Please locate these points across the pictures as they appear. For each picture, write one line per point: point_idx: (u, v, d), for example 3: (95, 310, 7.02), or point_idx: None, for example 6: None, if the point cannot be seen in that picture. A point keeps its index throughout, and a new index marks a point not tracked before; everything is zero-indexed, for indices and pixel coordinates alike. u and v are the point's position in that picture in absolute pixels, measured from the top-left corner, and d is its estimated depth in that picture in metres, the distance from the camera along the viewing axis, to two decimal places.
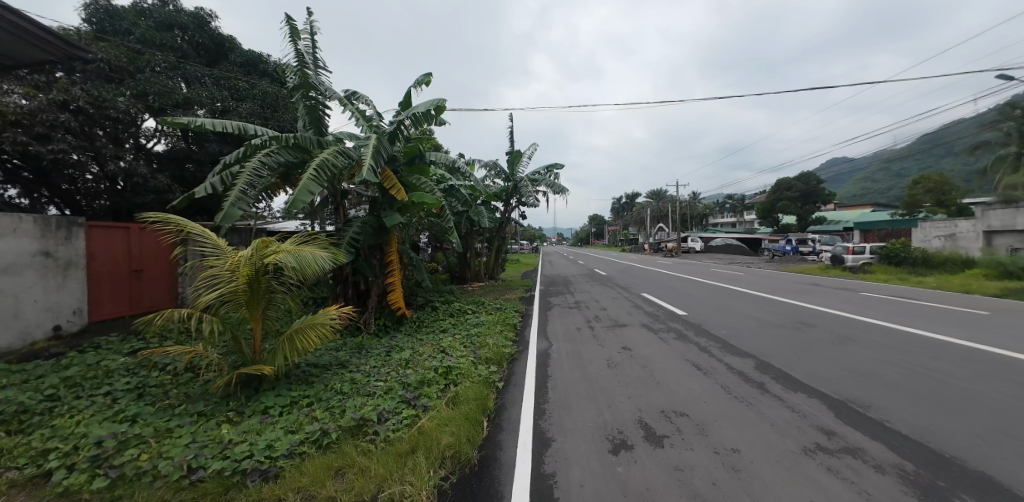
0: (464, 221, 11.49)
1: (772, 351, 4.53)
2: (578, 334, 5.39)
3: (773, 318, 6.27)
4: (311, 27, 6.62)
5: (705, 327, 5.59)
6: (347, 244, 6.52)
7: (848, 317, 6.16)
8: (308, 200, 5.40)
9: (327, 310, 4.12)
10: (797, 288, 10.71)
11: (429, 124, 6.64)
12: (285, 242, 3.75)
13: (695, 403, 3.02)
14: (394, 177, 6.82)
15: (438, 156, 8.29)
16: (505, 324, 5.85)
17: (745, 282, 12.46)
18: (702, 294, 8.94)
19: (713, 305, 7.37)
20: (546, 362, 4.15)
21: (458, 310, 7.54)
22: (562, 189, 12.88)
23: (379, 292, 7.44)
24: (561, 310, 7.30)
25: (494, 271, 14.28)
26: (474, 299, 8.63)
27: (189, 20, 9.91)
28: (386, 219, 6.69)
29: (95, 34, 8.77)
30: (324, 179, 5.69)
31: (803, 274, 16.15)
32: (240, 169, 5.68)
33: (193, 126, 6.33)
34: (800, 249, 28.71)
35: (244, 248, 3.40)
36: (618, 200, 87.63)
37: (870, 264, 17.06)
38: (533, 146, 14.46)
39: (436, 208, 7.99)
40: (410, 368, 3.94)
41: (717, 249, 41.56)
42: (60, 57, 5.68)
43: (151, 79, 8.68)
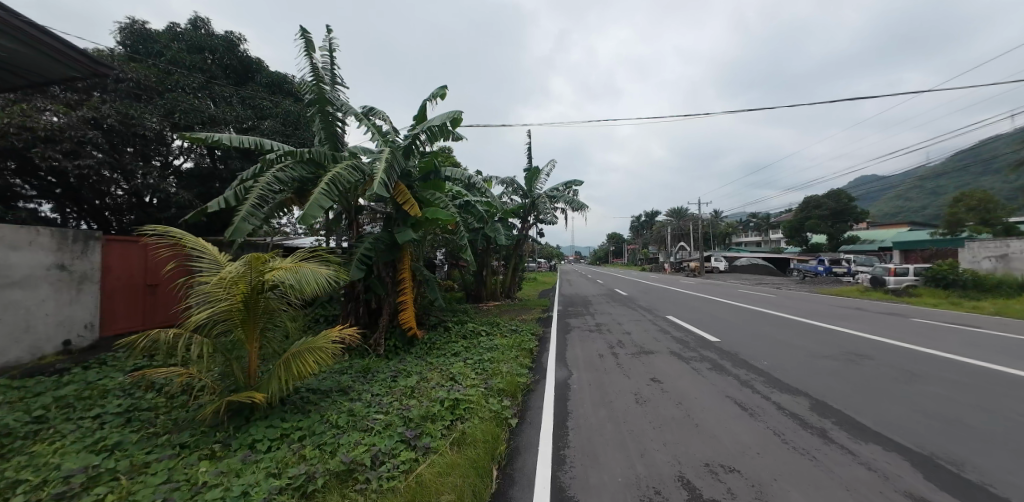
0: (480, 238, 11.24)
1: (828, 388, 3.91)
2: (601, 361, 4.90)
3: (819, 348, 5.58)
4: (330, 45, 6.69)
5: (742, 356, 5.01)
6: (359, 261, 6.32)
7: (908, 348, 5.44)
8: (319, 216, 5.24)
9: (329, 332, 3.83)
10: (839, 313, 9.79)
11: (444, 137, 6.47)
12: (286, 258, 3.50)
13: (746, 453, 2.47)
14: (407, 192, 6.64)
15: (454, 172, 8.13)
16: (520, 349, 5.42)
17: (778, 305, 11.55)
18: (735, 318, 8.24)
19: (749, 331, 6.72)
20: (566, 395, 3.68)
21: (471, 331, 7.15)
22: (580, 206, 12.52)
23: (390, 311, 7.19)
24: (580, 334, 6.81)
25: (510, 290, 13.86)
26: (488, 319, 8.24)
27: (219, 43, 10.41)
28: (398, 234, 6.46)
29: (128, 55, 9.37)
30: (335, 194, 5.52)
31: (841, 296, 15.02)
32: (254, 183, 5.63)
33: (211, 141, 6.28)
34: (835, 270, 27.08)
35: (238, 263, 3.11)
36: (636, 218, 86.42)
37: (916, 286, 15.73)
38: (551, 162, 14.28)
39: (451, 224, 7.76)
40: (414, 398, 3.56)
41: (742, 269, 39.91)
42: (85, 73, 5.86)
43: (179, 97, 9.08)
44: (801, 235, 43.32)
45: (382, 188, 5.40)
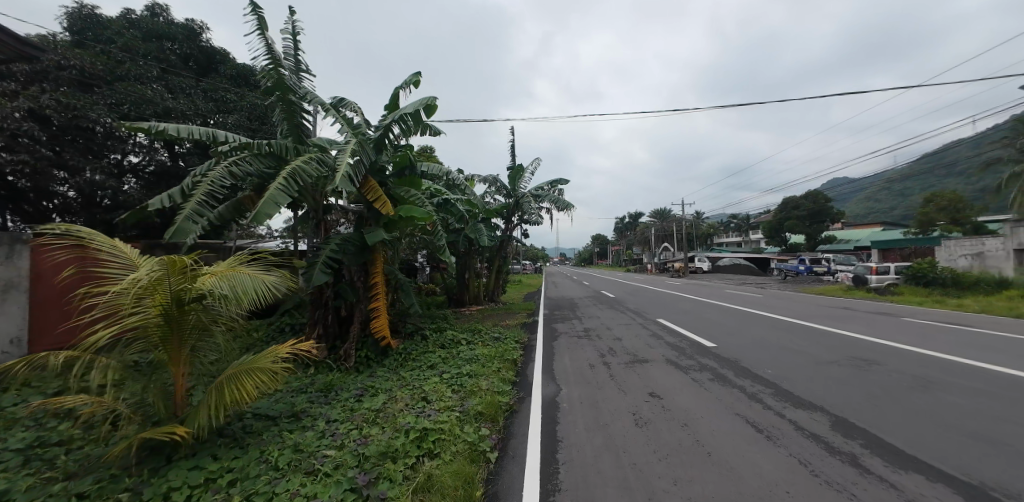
0: (461, 239, 10.70)
1: (844, 402, 3.56)
2: (592, 373, 4.44)
3: (821, 354, 5.29)
4: (294, 27, 6.07)
5: (743, 364, 4.66)
6: (323, 264, 5.68)
7: (912, 352, 5.29)
8: (274, 213, 4.62)
9: (280, 348, 3.21)
10: (828, 313, 9.67)
11: (421, 130, 5.95)
12: (217, 261, 2.85)
13: (774, 493, 2.03)
14: (379, 188, 6.08)
15: (433, 167, 7.60)
16: (503, 360, 4.92)
17: (767, 306, 11.41)
18: (727, 321, 7.96)
19: (745, 336, 6.41)
20: (554, 416, 3.19)
21: (451, 340, 6.60)
22: (567, 205, 12.13)
23: (363, 319, 6.64)
24: (567, 340, 6.36)
25: (494, 293, 13.35)
26: (469, 325, 7.71)
27: (179, 31, 9.59)
28: (369, 235, 5.88)
29: (73, 42, 8.53)
30: (294, 189, 4.89)
31: (826, 296, 15.07)
32: (202, 178, 4.96)
33: (154, 130, 5.47)
34: (815, 269, 27.51)
35: (144, 268, 2.44)
36: (621, 219, 87.18)
37: (897, 285, 15.93)
38: (536, 161, 13.85)
39: (429, 223, 7.22)
40: (376, 427, 3.00)
41: (726, 270, 40.37)
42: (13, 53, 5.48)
43: (128, 88, 8.19)
44: (780, 236, 44.28)
45: (347, 181, 4.78)
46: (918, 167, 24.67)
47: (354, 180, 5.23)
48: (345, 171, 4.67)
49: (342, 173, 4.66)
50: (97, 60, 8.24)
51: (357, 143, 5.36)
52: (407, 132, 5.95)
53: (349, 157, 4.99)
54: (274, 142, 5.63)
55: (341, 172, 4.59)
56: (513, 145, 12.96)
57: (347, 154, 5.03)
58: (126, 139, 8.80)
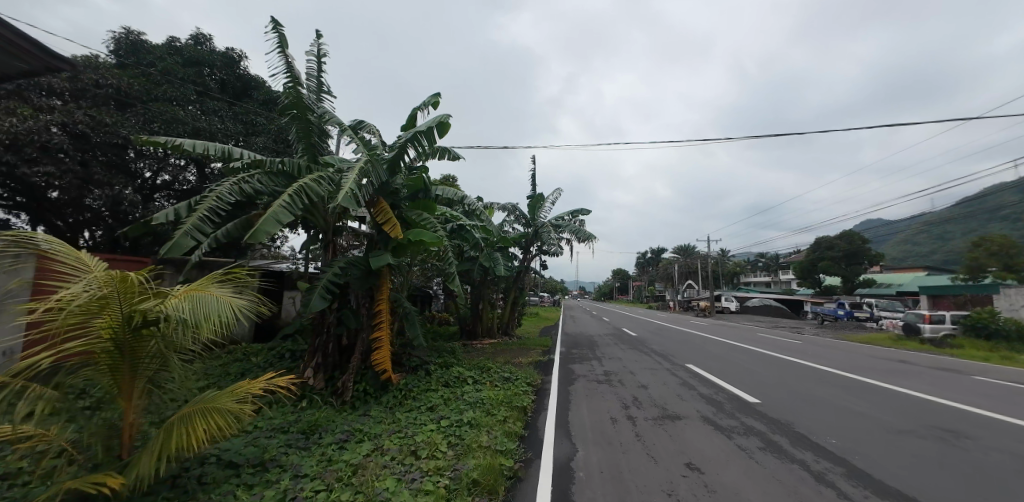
0: (475, 268, 10.31)
1: (942, 491, 2.77)
2: (614, 431, 3.74)
3: (890, 420, 4.42)
4: (319, 50, 6.22)
5: (797, 429, 3.88)
6: (323, 288, 5.36)
7: (1007, 424, 4.34)
8: (274, 231, 4.43)
9: (251, 384, 2.81)
10: (884, 367, 8.48)
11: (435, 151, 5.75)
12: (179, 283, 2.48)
13: None
14: (389, 210, 5.86)
15: (448, 191, 7.38)
16: (510, 406, 4.32)
17: (810, 353, 10.25)
18: (769, 371, 7.02)
19: (793, 391, 5.54)
20: (566, 489, 2.56)
21: (456, 377, 6.02)
22: (586, 236, 11.65)
23: (364, 349, 6.24)
24: (586, 385, 5.65)
25: (508, 326, 12.68)
26: (478, 361, 7.12)
27: (218, 59, 10.33)
28: (374, 259, 5.55)
29: (116, 63, 9.20)
30: (298, 207, 4.71)
31: (875, 345, 13.54)
32: (207, 194, 4.93)
33: (171, 145, 5.53)
34: (855, 315, 25.37)
35: (81, 286, 2.10)
36: (642, 254, 85.38)
37: (954, 336, 14.22)
38: (555, 190, 13.61)
39: (441, 250, 6.90)
40: (347, 491, 2.45)
41: (755, 311, 38.04)
42: (36, 67, 5.69)
43: (160, 107, 8.69)
44: (814, 277, 41.76)
45: (352, 199, 4.52)
46: (963, 208, 23.12)
47: (362, 200, 4.99)
48: (351, 189, 4.42)
49: (346, 191, 4.40)
50: (137, 82, 8.82)
51: (368, 161, 5.16)
52: (421, 154, 5.75)
53: (358, 175, 4.78)
54: (286, 161, 5.59)
55: (346, 189, 4.34)
56: (533, 173, 12.80)
57: (356, 172, 4.81)
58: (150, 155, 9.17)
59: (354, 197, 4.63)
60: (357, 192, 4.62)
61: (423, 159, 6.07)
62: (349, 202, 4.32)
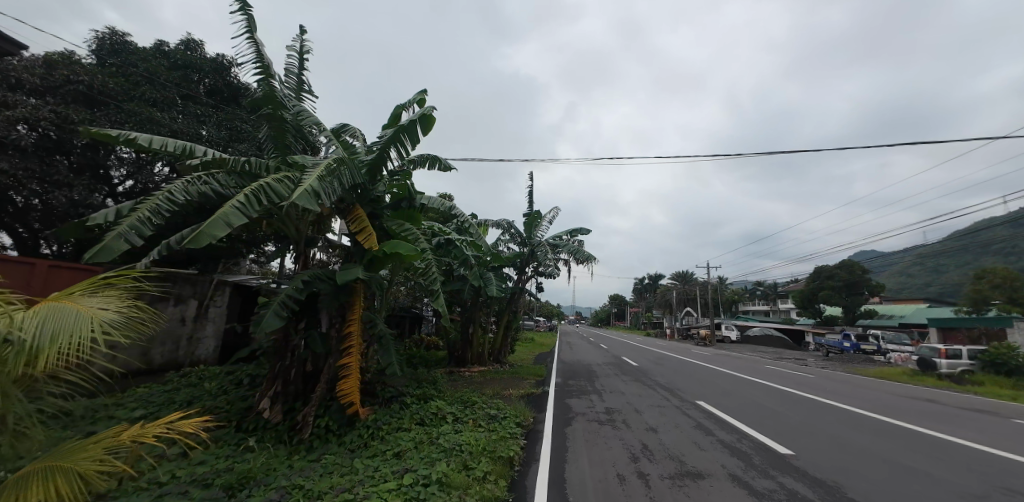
0: (466, 288, 9.59)
1: None
2: (624, 495, 2.93)
3: (964, 485, 3.58)
4: (301, 46, 5.91)
5: (851, 497, 3.09)
6: (281, 305, 4.59)
7: None
8: (221, 235, 3.83)
9: (140, 431, 2.00)
10: (916, 407, 7.62)
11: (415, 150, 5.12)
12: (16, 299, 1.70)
13: None
14: (366, 218, 5.25)
15: (437, 201, 6.77)
16: (489, 456, 3.54)
17: (830, 390, 9.34)
18: (793, 414, 6.24)
19: (831, 442, 4.70)
20: None
21: (432, 411, 5.19)
22: (585, 256, 11.01)
23: (332, 377, 5.49)
24: (586, 426, 4.85)
25: (500, 353, 11.76)
26: (462, 393, 6.27)
27: (207, 64, 10.34)
28: (343, 273, 4.87)
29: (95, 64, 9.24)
30: (255, 207, 4.10)
31: (895, 382, 12.53)
32: (151, 193, 4.45)
33: (126, 140, 5.09)
34: (862, 347, 24.31)
35: None
36: (641, 280, 84.47)
37: (974, 373, 13.24)
38: (553, 209, 13.09)
39: (424, 266, 6.19)
40: None
41: (757, 341, 36.95)
42: None
43: (136, 108, 8.57)
44: (814, 307, 40.99)
45: (312, 200, 3.86)
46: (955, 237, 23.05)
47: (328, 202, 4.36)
48: (310, 189, 3.77)
49: (305, 190, 3.74)
50: (112, 80, 8.84)
51: (340, 161, 4.56)
52: (404, 157, 5.20)
53: (324, 174, 4.16)
54: (252, 160, 5.10)
55: (304, 189, 3.70)
56: (530, 190, 12.33)
57: (323, 170, 4.18)
58: (114, 153, 9.07)
59: (316, 198, 3.97)
60: (319, 192, 3.97)
61: (405, 162, 5.47)
62: (305, 203, 3.66)
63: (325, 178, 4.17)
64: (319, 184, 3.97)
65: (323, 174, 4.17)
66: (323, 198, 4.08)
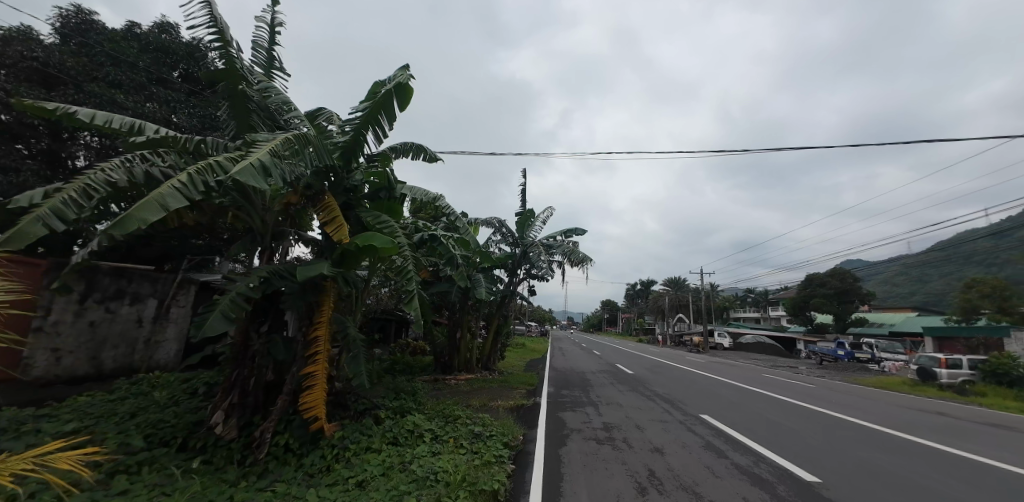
0: (453, 290, 9.00)
1: None
2: None
3: None
4: (273, 18, 5.37)
5: None
6: (231, 304, 3.96)
7: None
8: (152, 219, 3.22)
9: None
10: (928, 422, 7.20)
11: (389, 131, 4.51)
12: None
13: None
14: (338, 208, 4.66)
15: (421, 193, 6.21)
16: (471, 488, 2.95)
17: (836, 401, 8.89)
18: (806, 431, 5.74)
19: (859, 468, 4.17)
20: None
21: (409, 426, 4.57)
22: (580, 257, 10.50)
23: (295, 389, 4.86)
24: (582, 446, 4.28)
25: (489, 360, 11.13)
26: (444, 405, 5.65)
27: (182, 48, 9.72)
28: (308, 268, 4.26)
29: (56, 43, 8.55)
30: (199, 188, 3.56)
31: (896, 392, 12.19)
32: (81, 172, 3.86)
33: (65, 117, 4.51)
34: (857, 356, 24.12)
35: None
36: (634, 287, 84.54)
37: (975, 383, 12.97)
38: (547, 209, 12.58)
39: (402, 263, 5.56)
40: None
41: (749, 349, 36.81)
42: None
43: (98, 89, 7.91)
44: (806, 314, 41.10)
45: (263, 179, 3.19)
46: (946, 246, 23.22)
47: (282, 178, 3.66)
48: (259, 163, 3.10)
49: (251, 165, 3.07)
50: (72, 59, 8.16)
51: (301, 137, 3.89)
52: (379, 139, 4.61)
53: (278, 150, 3.50)
54: (208, 141, 4.57)
55: (251, 163, 3.03)
56: (523, 190, 11.87)
57: (278, 146, 3.51)
58: (75, 138, 8.36)
59: (268, 177, 3.32)
60: (272, 170, 3.31)
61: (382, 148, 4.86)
62: (252, 180, 2.99)
63: (280, 155, 3.51)
64: (272, 161, 3.30)
65: (278, 150, 3.50)
66: (278, 178, 3.42)
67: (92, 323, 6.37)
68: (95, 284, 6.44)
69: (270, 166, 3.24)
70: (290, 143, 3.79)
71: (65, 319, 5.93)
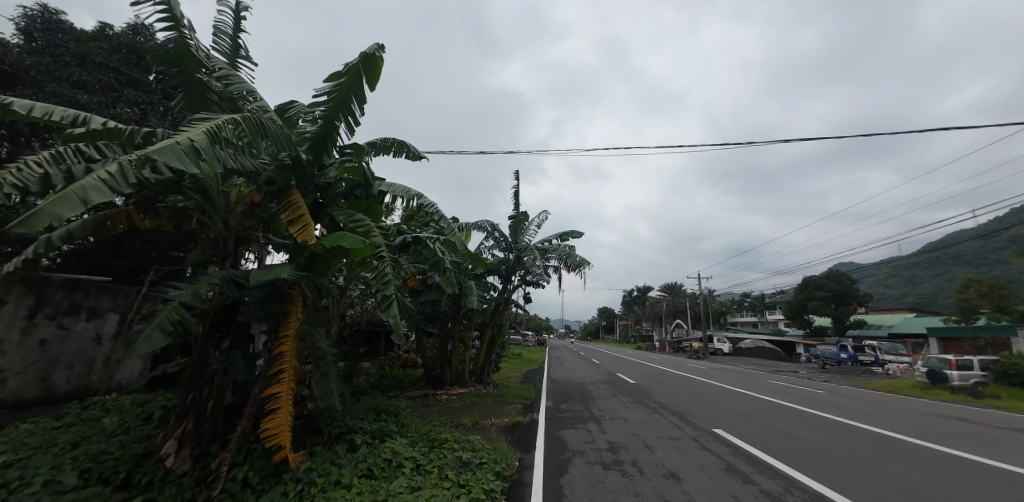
0: (443, 298, 8.46)
1: None
2: None
3: None
4: (237, 3, 4.94)
5: None
6: (169, 316, 3.41)
7: None
8: (70, 215, 2.67)
9: None
10: (959, 431, 6.65)
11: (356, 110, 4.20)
12: None
13: None
14: (306, 205, 4.17)
15: (404, 192, 5.72)
16: None
17: (851, 408, 8.37)
18: (831, 446, 5.20)
19: (906, 491, 3.62)
20: None
21: (386, 455, 3.96)
22: (577, 261, 10.03)
23: (258, 413, 4.29)
24: (586, 473, 3.72)
25: (483, 373, 10.55)
26: (430, 427, 5.05)
27: (156, 49, 9.24)
28: (268, 272, 3.72)
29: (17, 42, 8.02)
30: (129, 181, 3.06)
31: (906, 396, 11.74)
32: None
33: None
34: (860, 358, 23.70)
35: None
36: (631, 293, 84.24)
37: (987, 385, 12.55)
38: (541, 213, 12.18)
39: (381, 266, 5.00)
40: None
41: (749, 354, 36.35)
42: None
43: (59, 89, 7.38)
44: (803, 318, 40.78)
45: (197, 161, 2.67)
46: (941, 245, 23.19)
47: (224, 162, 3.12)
48: (187, 143, 2.58)
49: (177, 144, 2.55)
50: (34, 59, 7.64)
51: (250, 120, 3.36)
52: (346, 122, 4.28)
53: (218, 130, 2.96)
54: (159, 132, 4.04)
55: (176, 142, 2.51)
56: (515, 193, 11.47)
57: (217, 126, 2.98)
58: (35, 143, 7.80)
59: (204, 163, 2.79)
60: (209, 155, 2.78)
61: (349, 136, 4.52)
62: (177, 162, 2.46)
63: (221, 136, 2.97)
64: (209, 142, 2.77)
65: (217, 130, 2.96)
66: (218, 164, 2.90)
67: (42, 342, 5.69)
68: (46, 297, 5.79)
69: (204, 147, 2.72)
70: (233, 125, 3.23)
71: (10, 338, 5.26)
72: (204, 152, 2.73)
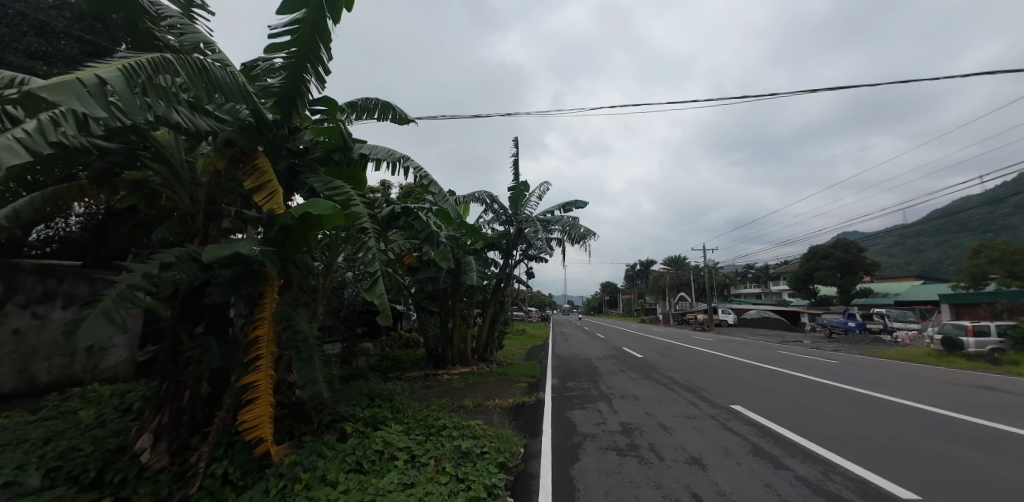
0: (441, 275, 8.02)
1: None
2: None
3: None
4: None
5: None
6: (117, 303, 3.00)
7: None
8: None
9: None
10: (992, 402, 6.24)
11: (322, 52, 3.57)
12: None
13: None
14: (273, 170, 3.67)
15: (390, 157, 5.16)
16: None
17: (872, 379, 8.01)
18: (860, 421, 4.83)
19: (956, 472, 3.25)
20: None
21: (378, 446, 3.60)
22: (581, 232, 9.51)
23: (238, 404, 3.93)
24: (600, 462, 3.34)
25: (486, 351, 10.27)
26: (428, 412, 4.71)
27: None
28: (230, 247, 3.26)
29: None
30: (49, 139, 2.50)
31: (923, 364, 11.41)
32: None
33: None
34: (868, 327, 23.39)
35: None
36: (634, 268, 84.02)
37: (1005, 351, 12.20)
38: (543, 184, 11.56)
39: (366, 239, 4.49)
40: None
41: (754, 325, 36.28)
42: None
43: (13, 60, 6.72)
44: (809, 288, 40.40)
45: (106, 105, 2.26)
46: (957, 209, 22.38)
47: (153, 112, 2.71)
48: (91, 83, 2.19)
49: (80, 85, 2.15)
50: None
51: (187, 62, 2.85)
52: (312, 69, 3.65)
53: (139, 71, 2.50)
54: None
55: (75, 79, 2.13)
56: (514, 163, 10.81)
57: (138, 66, 2.53)
58: None
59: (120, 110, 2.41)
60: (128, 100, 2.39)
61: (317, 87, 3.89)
62: (78, 102, 2.06)
63: (144, 80, 2.52)
64: (124, 83, 2.35)
65: (138, 71, 2.50)
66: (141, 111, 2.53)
67: (14, 332, 5.33)
68: (15, 285, 5.40)
69: (119, 89, 2.30)
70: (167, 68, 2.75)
71: None
72: (118, 96, 2.32)
